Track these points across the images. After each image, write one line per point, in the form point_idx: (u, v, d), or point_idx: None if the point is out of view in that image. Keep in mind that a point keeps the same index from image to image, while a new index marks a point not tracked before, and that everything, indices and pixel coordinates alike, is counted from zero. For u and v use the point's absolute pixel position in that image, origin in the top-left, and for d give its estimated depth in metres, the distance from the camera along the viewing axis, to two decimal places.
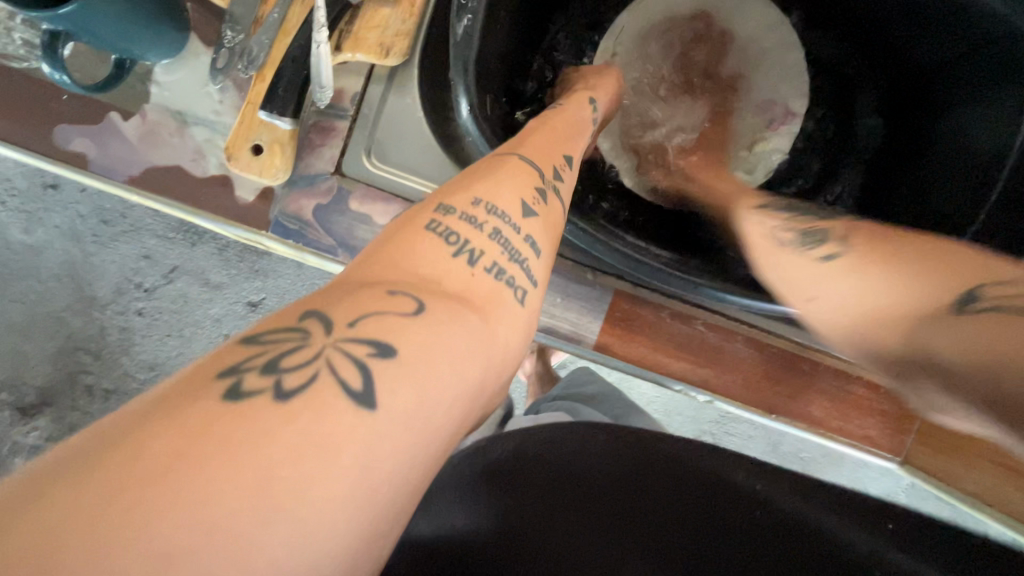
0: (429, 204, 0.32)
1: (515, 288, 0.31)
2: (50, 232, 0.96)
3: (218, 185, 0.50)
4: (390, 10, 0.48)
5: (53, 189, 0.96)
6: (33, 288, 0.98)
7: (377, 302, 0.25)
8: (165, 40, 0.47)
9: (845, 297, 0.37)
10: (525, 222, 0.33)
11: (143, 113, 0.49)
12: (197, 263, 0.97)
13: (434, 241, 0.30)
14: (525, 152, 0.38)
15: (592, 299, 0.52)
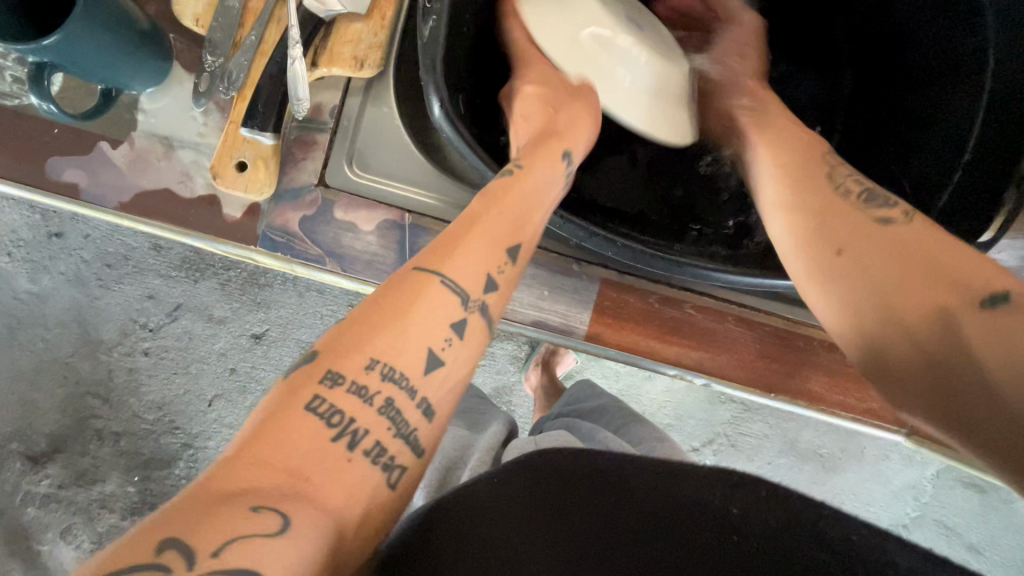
0: (313, 373, 0.31)
1: (393, 471, 0.31)
2: (55, 280, 0.98)
3: (206, 205, 0.51)
4: (361, 25, 0.50)
5: (56, 237, 0.98)
6: (39, 335, 0.99)
7: (235, 523, 0.24)
8: (148, 68, 0.49)
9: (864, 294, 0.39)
10: (421, 382, 0.32)
11: (131, 141, 0.51)
12: (198, 299, 0.99)
13: (310, 426, 0.28)
14: (449, 276, 0.35)
15: (579, 290, 0.53)
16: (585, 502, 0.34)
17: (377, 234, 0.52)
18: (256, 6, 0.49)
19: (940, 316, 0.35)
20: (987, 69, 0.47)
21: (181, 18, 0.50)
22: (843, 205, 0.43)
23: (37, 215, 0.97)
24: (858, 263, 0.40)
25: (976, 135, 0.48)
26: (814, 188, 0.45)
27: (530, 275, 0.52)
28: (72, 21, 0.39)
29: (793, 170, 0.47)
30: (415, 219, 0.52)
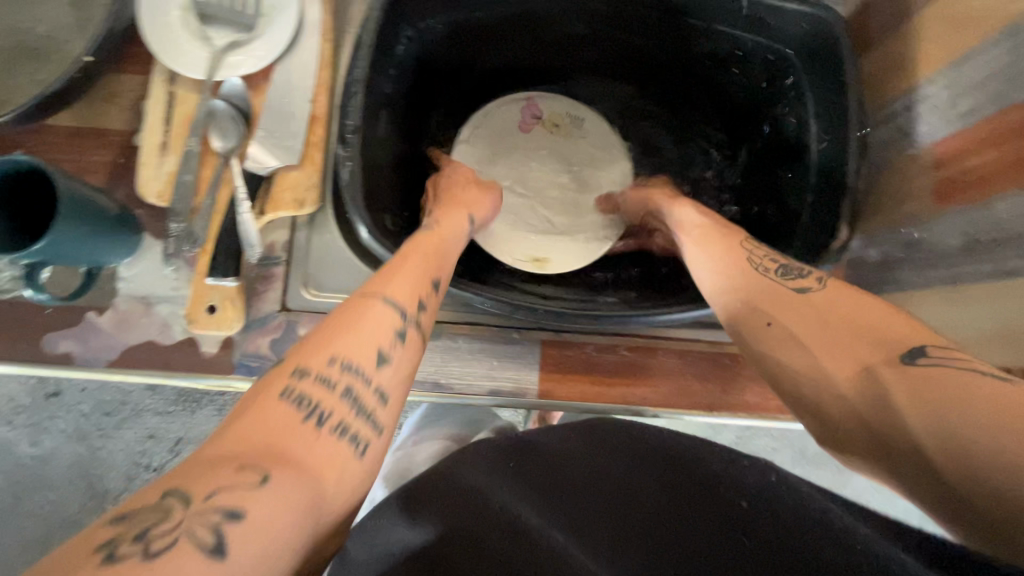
0: (365, 296, 0.42)
1: (367, 429, 0.36)
2: (57, 440, 1.03)
3: (186, 347, 0.59)
4: (296, 172, 0.60)
5: (53, 397, 1.03)
6: (45, 498, 1.02)
7: (270, 412, 0.33)
8: (122, 242, 0.57)
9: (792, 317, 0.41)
10: (409, 329, 0.42)
11: (114, 306, 0.59)
12: (197, 430, 1.03)
13: (350, 340, 0.38)
14: (387, 293, 0.42)
15: (524, 354, 0.59)
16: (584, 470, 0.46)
17: None
18: (207, 175, 0.59)
19: (873, 382, 0.34)
20: (812, 126, 0.59)
21: (146, 196, 0.59)
22: (774, 282, 0.44)
23: (34, 381, 1.03)
24: (793, 341, 0.39)
25: (816, 180, 0.58)
26: (733, 269, 0.47)
27: (478, 349, 0.59)
28: (56, 225, 0.48)
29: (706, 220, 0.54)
30: None
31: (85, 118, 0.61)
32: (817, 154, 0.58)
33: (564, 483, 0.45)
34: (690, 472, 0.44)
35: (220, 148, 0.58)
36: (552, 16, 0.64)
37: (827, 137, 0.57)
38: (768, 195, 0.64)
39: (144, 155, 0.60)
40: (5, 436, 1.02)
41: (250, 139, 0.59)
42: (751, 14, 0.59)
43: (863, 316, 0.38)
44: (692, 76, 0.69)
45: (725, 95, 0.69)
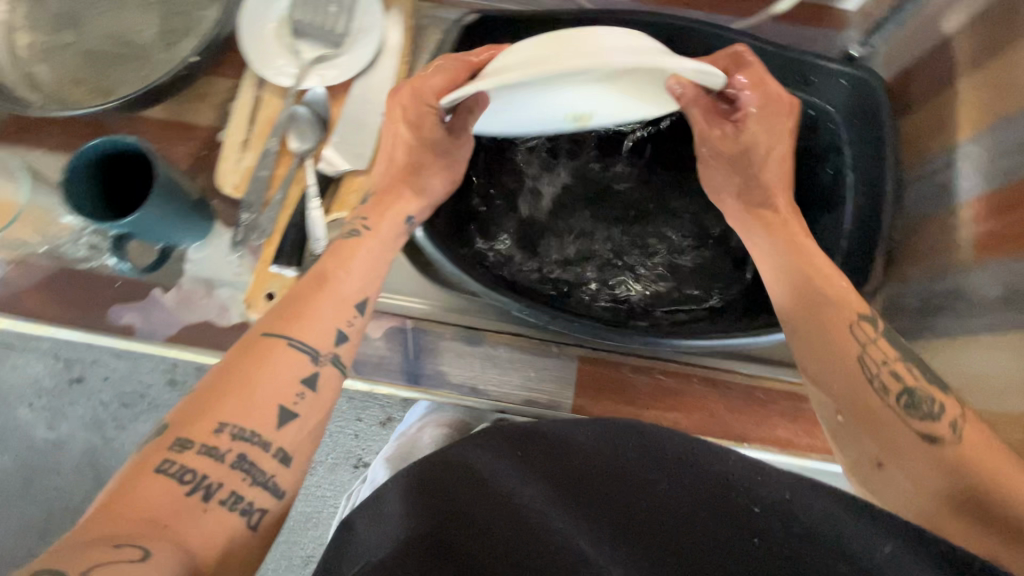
0: (274, 344, 0.46)
1: (263, 479, 0.42)
2: (75, 424, 1.15)
3: (241, 330, 0.61)
4: (363, 177, 0.64)
5: (76, 383, 1.15)
6: (51, 479, 1.15)
7: (150, 488, 0.37)
8: (196, 225, 0.61)
9: (870, 419, 0.45)
10: (306, 380, 0.46)
11: (179, 286, 0.62)
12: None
13: (235, 403, 0.42)
14: (296, 340, 0.46)
15: (561, 369, 0.61)
16: (604, 463, 0.46)
17: (385, 338, 0.62)
18: (281, 172, 0.63)
19: (975, 517, 0.39)
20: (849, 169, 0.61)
21: (223, 187, 0.64)
22: (887, 414, 0.45)
23: (60, 366, 1.16)
24: (898, 480, 0.44)
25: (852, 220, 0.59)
26: (816, 334, 0.48)
27: (517, 359, 0.61)
28: (147, 201, 0.51)
29: (794, 279, 0.51)
30: (416, 324, 0.62)
31: (177, 113, 0.67)
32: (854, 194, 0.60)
33: (583, 481, 0.46)
34: (710, 476, 0.42)
35: (297, 149, 0.63)
36: None
37: (864, 183, 0.59)
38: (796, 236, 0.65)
39: (226, 150, 0.65)
40: (25, 414, 1.16)
41: (325, 143, 0.63)
42: (798, 68, 0.62)
43: (973, 454, 0.41)
44: None
45: None
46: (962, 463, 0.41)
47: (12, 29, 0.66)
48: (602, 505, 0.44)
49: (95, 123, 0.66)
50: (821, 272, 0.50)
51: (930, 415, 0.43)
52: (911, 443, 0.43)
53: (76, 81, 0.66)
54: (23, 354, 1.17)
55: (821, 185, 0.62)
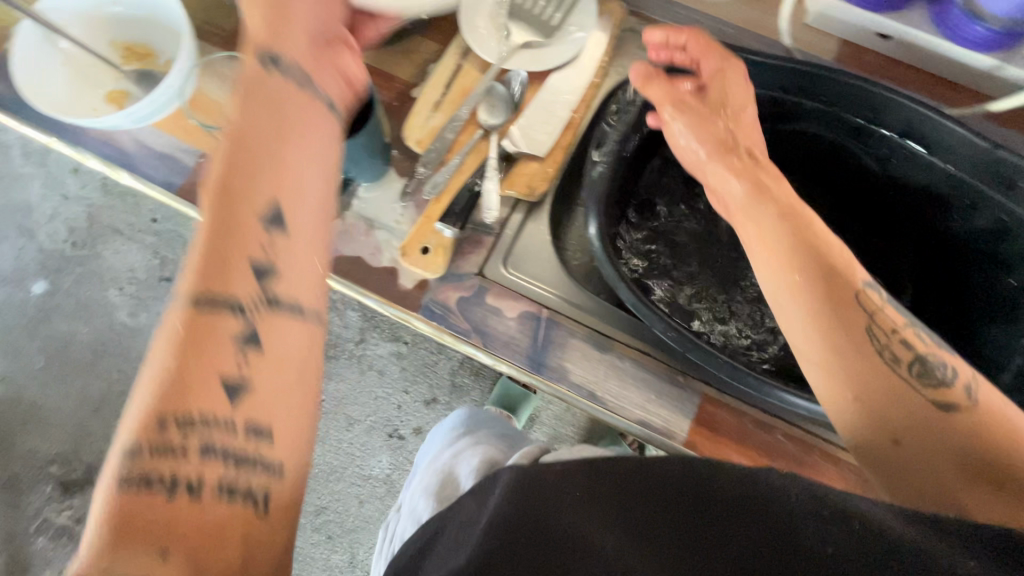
0: (184, 302, 0.32)
1: (254, 475, 0.33)
2: (151, 317, 1.28)
3: (388, 274, 0.64)
4: (537, 164, 0.66)
5: (165, 282, 1.29)
6: (120, 362, 1.27)
7: None
8: (376, 166, 0.64)
9: (882, 396, 0.43)
10: (238, 316, 0.33)
11: (343, 217, 0.65)
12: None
13: (156, 398, 0.30)
14: (208, 289, 0.32)
15: (683, 400, 0.60)
16: (667, 497, 0.40)
17: (518, 320, 0.63)
18: (463, 139, 0.66)
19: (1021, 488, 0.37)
20: None
21: (407, 138, 0.67)
22: (896, 376, 0.43)
23: (156, 261, 1.30)
24: (924, 456, 0.41)
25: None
26: (841, 331, 0.44)
27: (641, 378, 0.61)
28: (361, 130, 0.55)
29: (799, 256, 0.47)
30: (551, 315, 0.63)
31: (380, 62, 0.70)
32: None
33: (642, 519, 0.39)
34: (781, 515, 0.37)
35: (486, 122, 0.65)
36: (798, 113, 0.70)
37: None
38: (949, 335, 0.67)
39: (418, 106, 0.68)
40: (116, 297, 1.29)
41: (512, 122, 0.66)
42: (1004, 173, 0.60)
43: (999, 424, 0.40)
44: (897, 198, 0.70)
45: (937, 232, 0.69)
46: (988, 431, 0.40)
47: None
48: (663, 537, 0.38)
49: None
50: (816, 233, 0.48)
51: (943, 381, 0.42)
52: (924, 413, 0.42)
53: None
54: (127, 240, 1.31)
55: (1003, 298, 0.64)
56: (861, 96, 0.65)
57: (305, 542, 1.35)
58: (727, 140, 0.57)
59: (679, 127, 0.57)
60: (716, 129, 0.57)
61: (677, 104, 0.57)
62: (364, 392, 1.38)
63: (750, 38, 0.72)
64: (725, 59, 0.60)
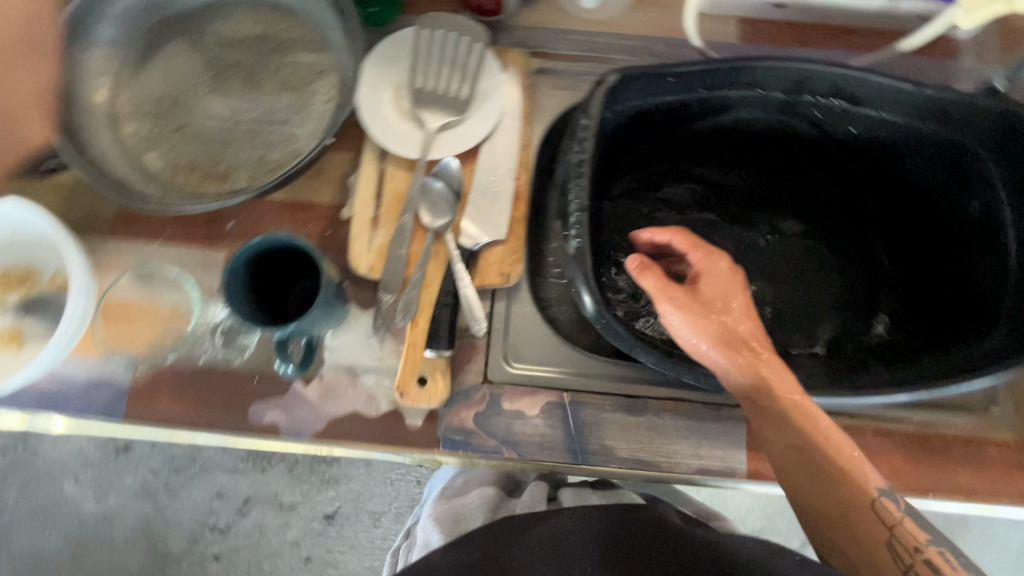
0: None
1: None
2: (124, 496, 1.16)
3: (392, 418, 0.58)
4: (502, 248, 0.61)
5: (123, 452, 1.17)
6: (108, 553, 1.16)
7: None
8: (334, 315, 0.58)
9: (850, 543, 0.52)
10: None
11: (321, 376, 0.59)
12: (266, 490, 1.17)
13: None
14: None
15: (731, 432, 0.59)
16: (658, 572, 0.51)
17: (544, 415, 0.59)
18: (417, 248, 0.61)
19: None
20: (1004, 199, 0.61)
21: (357, 268, 0.61)
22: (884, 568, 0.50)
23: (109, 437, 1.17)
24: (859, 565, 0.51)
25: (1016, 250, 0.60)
26: (838, 508, 0.51)
27: (684, 426, 0.59)
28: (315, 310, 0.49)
29: (787, 431, 0.51)
30: (573, 396, 0.60)
31: (296, 193, 0.64)
32: (1012, 223, 0.60)
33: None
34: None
35: (433, 224, 0.60)
36: (726, 105, 0.68)
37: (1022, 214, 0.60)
38: (936, 272, 0.67)
39: (355, 229, 0.62)
40: (75, 490, 1.16)
41: (461, 214, 0.61)
42: (936, 104, 0.61)
43: None
44: (843, 154, 0.72)
45: (891, 173, 0.70)
46: None
47: (116, 118, 0.63)
48: None
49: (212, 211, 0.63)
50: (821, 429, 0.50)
51: None
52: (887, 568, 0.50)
53: (189, 168, 0.63)
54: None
55: (974, 222, 0.64)
56: (786, 74, 0.63)
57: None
58: (729, 339, 0.53)
59: (673, 317, 0.53)
60: (715, 327, 0.52)
61: (673, 296, 0.53)
62: (379, 481, 1.18)
63: (657, 40, 0.70)
64: (716, 257, 0.57)
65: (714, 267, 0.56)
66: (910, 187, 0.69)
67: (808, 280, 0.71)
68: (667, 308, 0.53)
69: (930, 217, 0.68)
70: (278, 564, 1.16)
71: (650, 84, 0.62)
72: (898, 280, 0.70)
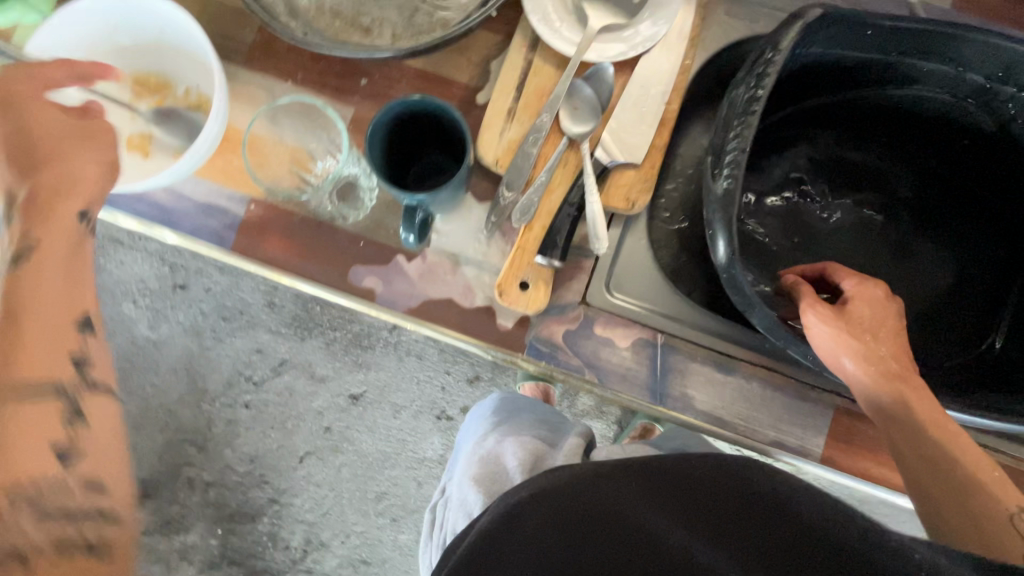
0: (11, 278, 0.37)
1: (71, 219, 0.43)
2: (173, 328, 1.17)
3: (485, 314, 0.58)
4: (634, 173, 0.58)
5: (179, 289, 1.15)
6: (150, 379, 1.20)
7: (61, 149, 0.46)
8: (455, 199, 0.57)
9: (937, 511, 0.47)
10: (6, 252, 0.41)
11: (424, 256, 0.59)
12: (302, 357, 1.16)
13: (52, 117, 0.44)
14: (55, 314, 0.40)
15: (815, 414, 0.57)
16: None
17: (632, 349, 0.58)
18: (548, 152, 0.58)
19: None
20: None
21: (483, 157, 0.58)
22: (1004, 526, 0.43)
23: (165, 268, 1.14)
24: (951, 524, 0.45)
25: None
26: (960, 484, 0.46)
27: (770, 396, 0.58)
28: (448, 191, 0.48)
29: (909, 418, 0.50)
30: (666, 339, 0.59)
31: (435, 65, 0.61)
32: None
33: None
34: None
35: (572, 130, 0.57)
36: (910, 78, 0.62)
37: None
38: None
39: (488, 117, 0.59)
40: (130, 312, 1.16)
41: (602, 128, 0.58)
42: None
43: None
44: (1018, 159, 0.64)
45: None
46: None
47: None
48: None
49: (348, 63, 0.61)
50: (951, 431, 0.48)
51: None
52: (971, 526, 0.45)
53: (335, 12, 0.60)
54: (129, 250, 1.15)
55: None
56: (995, 54, 0.55)
57: (369, 525, 1.19)
58: (870, 357, 0.51)
59: (820, 330, 0.51)
60: (863, 343, 0.51)
61: (824, 310, 0.51)
62: (406, 377, 1.14)
63: None
64: (869, 284, 0.55)
65: (871, 292, 0.55)
66: None
67: (928, 277, 0.67)
68: (815, 319, 0.51)
69: None
70: (300, 426, 1.18)
71: (842, 32, 0.56)
72: None
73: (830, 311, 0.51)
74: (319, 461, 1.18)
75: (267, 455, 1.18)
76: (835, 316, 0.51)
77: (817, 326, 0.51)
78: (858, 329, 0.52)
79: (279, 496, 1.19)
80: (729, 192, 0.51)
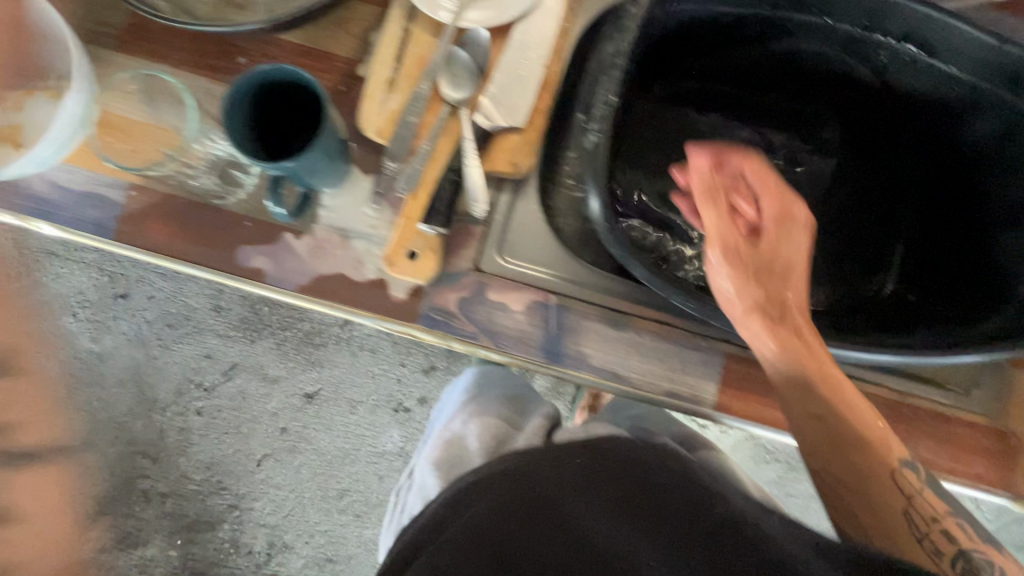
0: None
1: None
2: (117, 339, 1.14)
3: (378, 286, 0.58)
4: (517, 136, 0.59)
5: (121, 298, 1.13)
6: (97, 394, 1.15)
7: None
8: (337, 173, 0.57)
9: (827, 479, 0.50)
10: None
11: (313, 232, 0.58)
12: (253, 359, 1.13)
13: None
14: None
15: (707, 362, 0.58)
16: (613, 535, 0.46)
17: (527, 312, 0.59)
18: (429, 120, 0.58)
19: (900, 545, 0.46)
20: None
21: (365, 130, 0.58)
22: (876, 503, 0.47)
23: (105, 279, 1.12)
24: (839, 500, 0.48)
25: None
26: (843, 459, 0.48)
27: (663, 348, 0.59)
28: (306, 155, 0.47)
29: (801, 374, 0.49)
30: (560, 300, 0.59)
31: (314, 39, 0.60)
32: None
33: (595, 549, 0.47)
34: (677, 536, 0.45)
35: (451, 96, 0.57)
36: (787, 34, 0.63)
37: None
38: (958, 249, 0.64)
39: (368, 87, 0.58)
40: (71, 325, 1.13)
41: (480, 93, 0.58)
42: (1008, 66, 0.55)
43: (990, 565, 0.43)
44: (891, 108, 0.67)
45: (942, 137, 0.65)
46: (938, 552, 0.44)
47: None
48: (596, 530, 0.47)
49: (224, 42, 0.60)
50: (843, 390, 0.48)
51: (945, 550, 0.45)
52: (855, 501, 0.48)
53: None
54: (65, 262, 1.12)
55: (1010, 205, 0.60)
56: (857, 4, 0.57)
57: (333, 524, 1.15)
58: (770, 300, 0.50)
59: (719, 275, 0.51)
60: (761, 287, 0.50)
61: (724, 256, 0.51)
62: (361, 372, 1.13)
63: None
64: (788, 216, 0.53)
65: (784, 229, 0.53)
66: (957, 156, 0.65)
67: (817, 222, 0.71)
68: (718, 265, 0.51)
69: (965, 190, 0.65)
70: (255, 430, 1.14)
71: None
72: (915, 254, 0.67)
73: (730, 257, 0.51)
74: (278, 464, 1.15)
75: (223, 460, 1.14)
76: (733, 263, 0.51)
77: (720, 275, 0.51)
78: (757, 270, 0.51)
79: (238, 502, 1.15)
80: (597, 146, 0.51)
